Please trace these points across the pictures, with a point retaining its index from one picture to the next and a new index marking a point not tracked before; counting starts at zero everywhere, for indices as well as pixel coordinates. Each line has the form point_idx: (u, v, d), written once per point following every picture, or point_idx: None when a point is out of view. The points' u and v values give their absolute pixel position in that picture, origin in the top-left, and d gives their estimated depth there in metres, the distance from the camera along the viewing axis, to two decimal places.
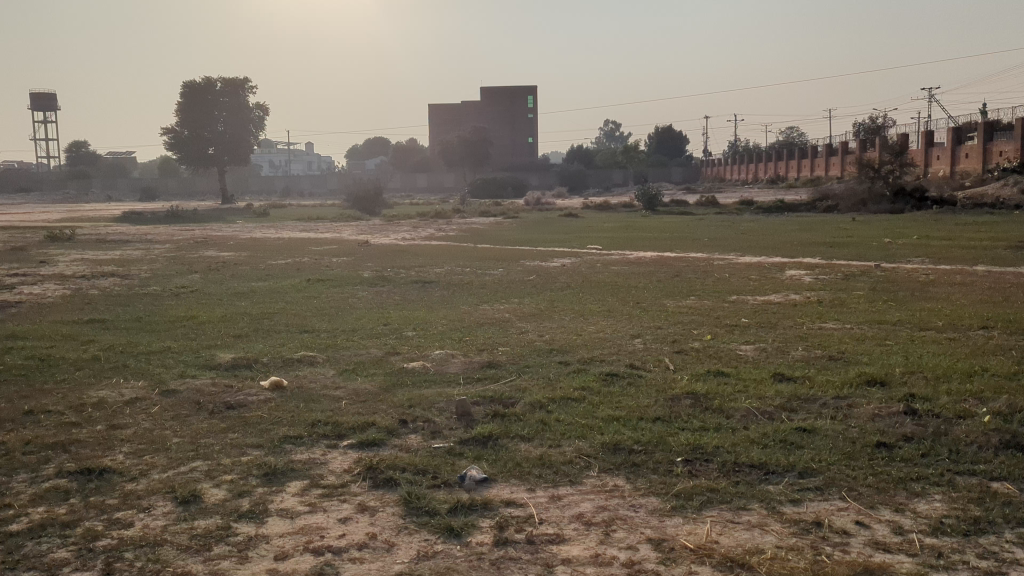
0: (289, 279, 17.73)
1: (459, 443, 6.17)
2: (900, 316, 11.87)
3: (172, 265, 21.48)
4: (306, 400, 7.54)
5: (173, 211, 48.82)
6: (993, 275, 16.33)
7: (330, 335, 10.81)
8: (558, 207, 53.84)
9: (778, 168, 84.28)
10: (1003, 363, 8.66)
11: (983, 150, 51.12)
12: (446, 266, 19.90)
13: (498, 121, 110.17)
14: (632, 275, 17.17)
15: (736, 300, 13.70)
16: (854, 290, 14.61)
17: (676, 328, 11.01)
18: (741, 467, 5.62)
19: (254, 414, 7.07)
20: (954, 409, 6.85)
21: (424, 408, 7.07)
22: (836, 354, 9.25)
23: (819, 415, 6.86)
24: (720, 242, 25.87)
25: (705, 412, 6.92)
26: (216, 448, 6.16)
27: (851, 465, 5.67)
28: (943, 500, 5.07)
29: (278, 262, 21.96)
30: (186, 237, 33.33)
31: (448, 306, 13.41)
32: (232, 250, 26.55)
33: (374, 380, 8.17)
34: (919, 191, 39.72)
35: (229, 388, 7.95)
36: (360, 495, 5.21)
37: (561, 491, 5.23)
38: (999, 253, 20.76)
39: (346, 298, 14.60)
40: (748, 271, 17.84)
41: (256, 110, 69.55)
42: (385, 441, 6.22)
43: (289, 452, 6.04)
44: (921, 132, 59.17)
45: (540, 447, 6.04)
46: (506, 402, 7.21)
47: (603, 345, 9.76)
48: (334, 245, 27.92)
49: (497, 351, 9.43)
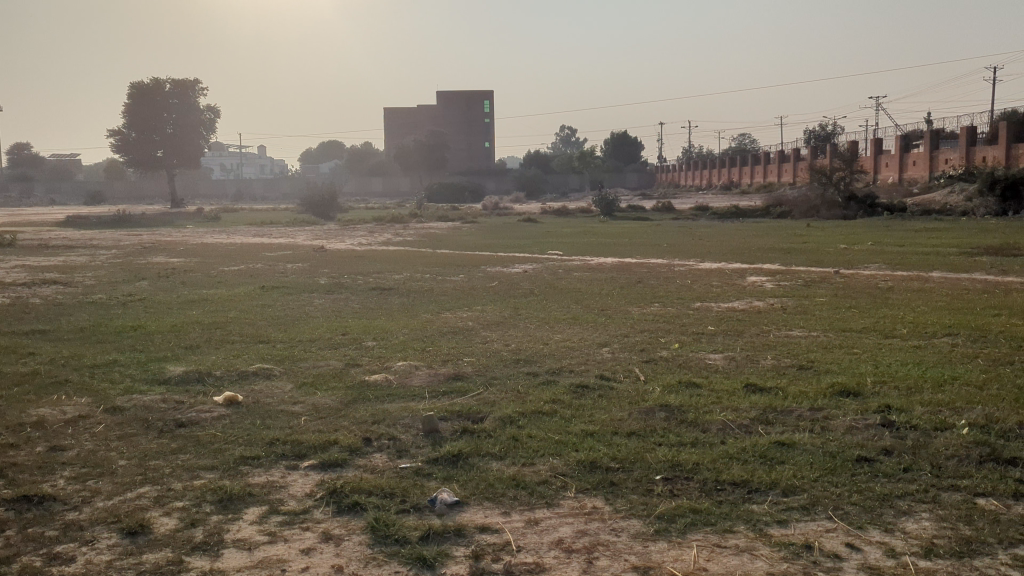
0: (242, 286, 17.18)
1: (428, 462, 5.87)
2: (865, 324, 11.85)
3: (118, 272, 20.70)
4: (262, 416, 7.16)
5: (121, 216, 47.46)
6: (950, 282, 16.53)
7: (288, 345, 10.41)
8: (516, 212, 53.58)
9: (732, 174, 85.33)
10: (971, 371, 8.64)
11: (929, 157, 52.30)
12: (405, 272, 19.56)
13: (454, 125, 109.81)
14: (593, 281, 16.98)
15: (700, 307, 13.61)
16: (817, 297, 14.61)
17: (643, 336, 10.85)
18: (723, 485, 5.41)
19: (207, 432, 6.69)
20: (931, 421, 6.74)
21: (388, 424, 6.75)
22: (806, 363, 9.14)
23: (796, 427, 6.71)
24: (680, 248, 25.92)
25: (680, 425, 6.72)
26: (167, 471, 5.77)
27: (834, 481, 5.51)
28: (931, 518, 4.91)
29: (231, 268, 21.33)
30: (133, 242, 32.35)
31: (408, 314, 13.10)
32: (183, 256, 25.82)
33: (335, 394, 7.82)
34: (870, 198, 40.38)
35: (179, 405, 7.52)
36: (324, 522, 4.87)
37: (537, 514, 4.96)
38: (954, 259, 21.04)
39: (302, 307, 14.14)
40: (709, 276, 17.84)
41: (207, 113, 67.98)
42: (348, 462, 5.89)
43: (246, 474, 5.67)
44: (870, 140, 60.35)
45: (512, 466, 5.76)
46: (474, 417, 6.93)
47: (571, 354, 9.52)
48: (289, 250, 27.32)
49: (462, 362, 9.15)
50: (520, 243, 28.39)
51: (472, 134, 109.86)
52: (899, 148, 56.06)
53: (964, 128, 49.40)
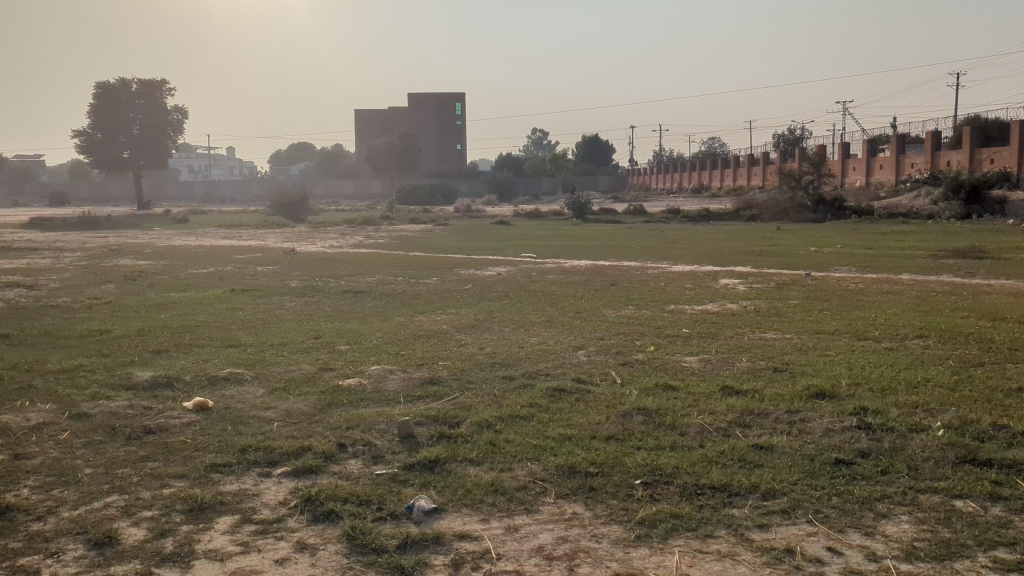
0: (212, 289, 16.96)
1: (404, 468, 5.77)
2: (838, 326, 11.94)
3: (84, 275, 20.35)
4: (233, 422, 7.02)
5: (86, 218, 46.70)
6: (919, 284, 16.70)
7: (259, 350, 10.24)
8: (487, 214, 53.60)
9: (703, 177, 86.02)
10: (943, 372, 8.73)
11: (895, 161, 53.06)
12: (378, 275, 19.40)
13: (426, 127, 109.54)
14: (567, 284, 17.00)
15: (674, 309, 13.63)
16: (789, 299, 14.73)
17: (618, 339, 10.82)
18: (703, 489, 5.37)
19: (176, 439, 6.52)
20: (906, 423, 6.76)
21: (363, 430, 6.64)
22: (781, 366, 9.16)
23: (774, 430, 6.71)
24: (653, 250, 25.99)
25: (657, 428, 6.68)
26: (135, 480, 5.61)
27: (812, 484, 5.50)
28: (911, 521, 4.91)
29: (200, 271, 21.07)
30: (99, 244, 31.81)
31: (382, 317, 12.96)
32: (151, 258, 25.43)
33: (308, 399, 7.68)
34: (839, 202, 40.85)
35: (148, 411, 7.35)
36: (299, 531, 4.75)
37: (516, 521, 4.88)
38: (922, 262, 21.32)
39: (274, 309, 13.97)
40: (682, 279, 17.89)
41: (175, 113, 66.87)
42: (323, 468, 5.77)
43: (217, 482, 5.53)
44: (838, 145, 61.12)
45: (490, 472, 5.68)
46: (450, 422, 6.83)
47: (547, 358, 9.47)
48: (259, 253, 27.01)
49: (437, 365, 9.06)
50: (493, 246, 28.35)
51: (444, 136, 109.69)
52: (866, 152, 56.84)
53: (928, 133, 49.98)
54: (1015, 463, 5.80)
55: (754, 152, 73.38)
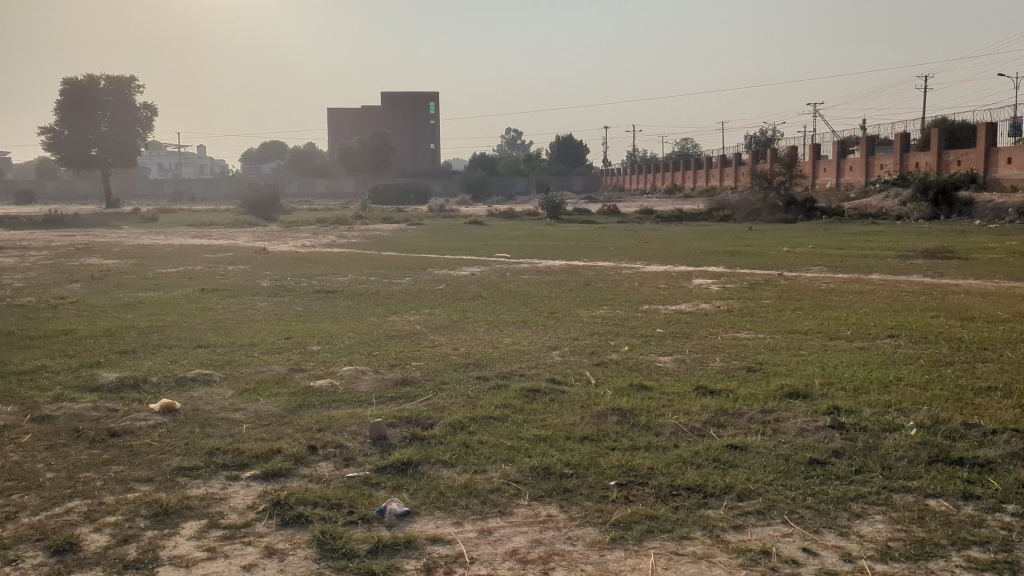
0: (180, 289, 16.73)
1: (376, 470, 5.67)
2: (810, 325, 12.01)
3: (49, 274, 19.93)
4: (201, 424, 6.87)
5: (52, 215, 45.93)
6: (889, 284, 16.82)
7: (229, 350, 10.07)
8: (460, 213, 53.42)
9: (676, 177, 86.51)
10: (915, 372, 8.78)
11: (865, 163, 53.64)
12: (350, 275, 19.21)
13: (400, 126, 109.11)
14: (541, 284, 16.97)
15: (649, 309, 13.63)
16: (761, 299, 14.79)
17: (592, 339, 10.78)
18: (678, 490, 5.34)
19: (142, 442, 6.37)
20: (879, 422, 6.79)
21: (335, 431, 6.52)
22: (754, 365, 9.17)
23: (748, 430, 6.70)
24: (626, 251, 26.02)
25: (632, 429, 6.64)
26: (98, 484, 5.45)
27: (787, 483, 5.48)
28: (885, 520, 4.91)
29: (169, 270, 20.78)
30: (65, 243, 31.31)
31: (354, 317, 12.85)
32: (119, 257, 24.98)
33: (278, 401, 7.56)
34: (810, 202, 41.21)
35: (113, 413, 7.18)
36: (267, 536, 4.64)
37: (490, 523, 4.81)
38: (892, 262, 21.52)
39: (244, 310, 13.80)
40: (655, 279, 17.91)
41: (144, 111, 65.73)
42: (293, 471, 5.66)
43: (184, 487, 5.39)
44: (809, 146, 61.74)
45: (463, 474, 5.61)
46: (423, 423, 6.74)
47: (521, 358, 9.40)
48: (229, 252, 26.68)
49: (410, 366, 8.96)
50: (467, 245, 28.27)
51: (418, 136, 109.34)
52: (836, 153, 57.44)
53: (897, 135, 50.63)
54: (986, 462, 5.84)
55: (726, 153, 73.94)
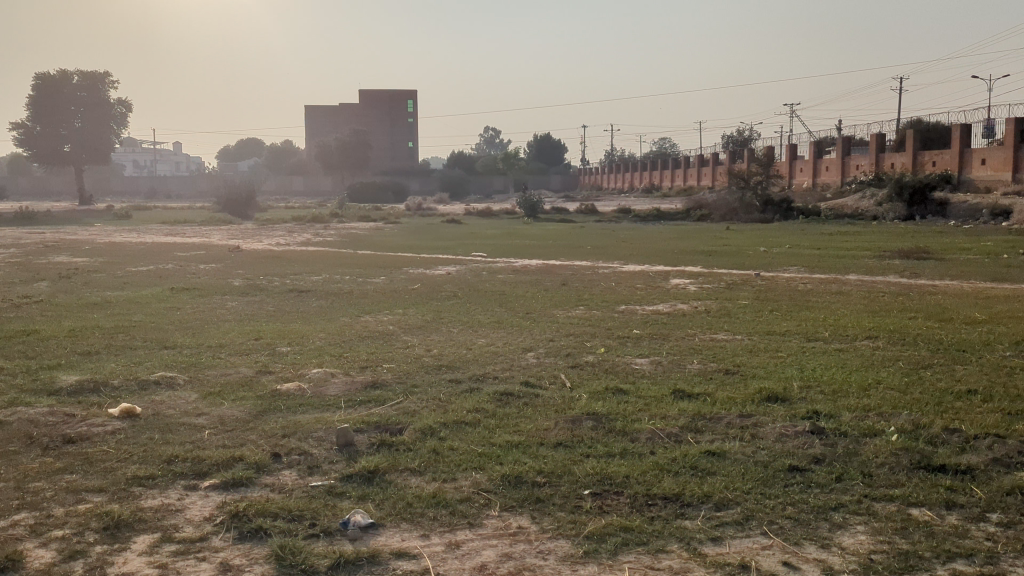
0: (150, 288, 16.36)
1: (342, 479, 5.45)
2: (789, 326, 11.92)
3: (17, 272, 19.47)
4: (161, 429, 6.58)
5: (22, 212, 45.07)
6: (866, 285, 16.83)
7: (195, 352, 9.75)
8: (437, 212, 53.12)
9: (653, 177, 86.73)
10: (894, 374, 8.69)
11: (842, 163, 53.96)
12: (324, 274, 18.90)
13: (378, 124, 108.51)
14: (517, 283, 16.77)
15: (625, 310, 13.48)
16: (738, 300, 14.69)
17: (568, 340, 10.60)
18: (654, 499, 5.17)
19: (98, 449, 6.06)
20: (859, 427, 6.68)
21: (300, 438, 6.28)
22: (732, 368, 9.04)
23: (726, 435, 6.55)
24: (604, 250, 25.88)
25: (608, 435, 6.46)
26: (47, 495, 5.15)
27: (766, 492, 5.34)
28: (867, 531, 4.78)
29: (139, 269, 20.37)
30: (33, 241, 30.62)
31: (326, 318, 12.57)
32: (88, 256, 24.43)
33: (243, 405, 7.30)
34: (787, 203, 41.35)
35: (69, 418, 6.87)
36: (223, 551, 4.40)
37: (458, 536, 4.61)
38: (869, 262, 21.52)
39: (214, 309, 13.48)
40: (633, 279, 17.78)
41: (119, 108, 64.97)
42: (254, 480, 5.42)
43: (138, 496, 5.12)
44: (786, 146, 62.03)
45: (432, 482, 5.40)
46: (392, 428, 6.53)
47: (495, 360, 9.20)
48: (202, 250, 26.22)
49: (382, 368, 8.73)
50: (444, 244, 28.03)
51: (396, 134, 108.78)
52: (813, 154, 57.75)
53: (872, 136, 51.05)
54: (967, 469, 5.73)
55: (704, 153, 74.23)
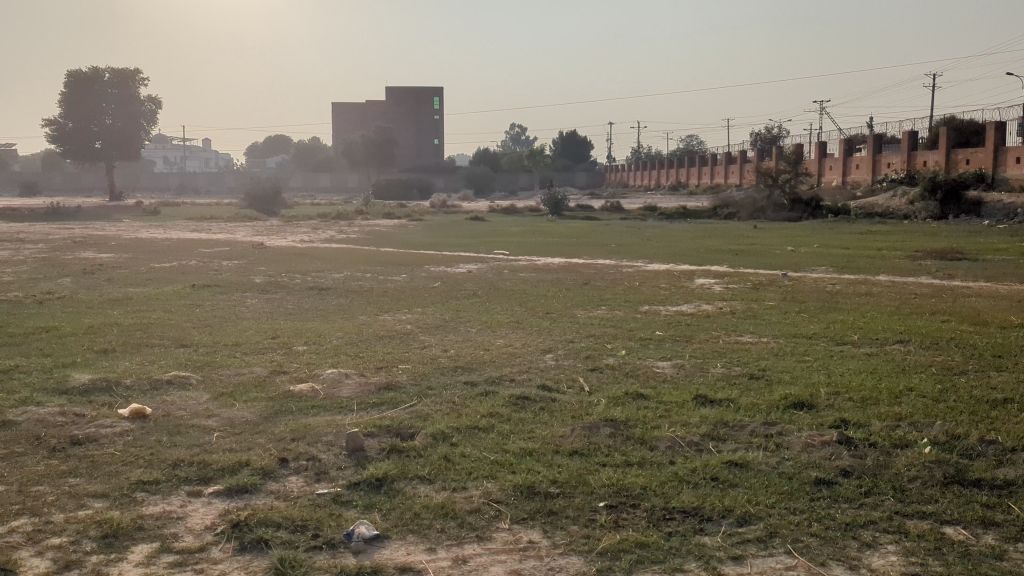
0: (172, 284, 16.36)
1: (349, 487, 5.28)
2: (817, 329, 11.61)
3: (43, 268, 19.62)
4: (170, 431, 6.43)
5: (53, 207, 45.56)
6: (897, 286, 16.46)
7: (211, 351, 9.64)
8: (462, 209, 53.12)
9: (680, 175, 86.11)
10: (927, 381, 8.39)
11: (873, 161, 53.09)
12: (346, 271, 18.82)
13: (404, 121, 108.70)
14: (539, 282, 16.57)
15: (648, 311, 13.20)
16: (765, 301, 14.38)
17: (589, 342, 10.40)
18: (672, 513, 4.96)
19: (103, 451, 5.92)
20: (890, 437, 6.42)
21: (308, 442, 6.12)
22: (757, 373, 8.76)
23: (749, 445, 6.31)
24: (629, 248, 25.58)
25: (626, 443, 6.24)
26: (49, 500, 5.01)
27: (790, 507, 5.12)
28: (897, 552, 4.58)
29: (163, 264, 20.44)
30: (62, 236, 30.84)
31: (344, 316, 12.44)
32: (113, 251, 24.61)
33: (253, 407, 7.14)
34: (816, 201, 40.73)
35: (78, 418, 6.75)
36: (222, 563, 4.25)
37: (465, 551, 4.43)
38: (900, 263, 21.02)
39: (233, 307, 13.39)
40: (657, 278, 17.49)
41: (148, 105, 65.73)
42: (259, 487, 5.26)
43: (141, 503, 4.97)
44: (815, 144, 61.17)
45: (442, 491, 5.22)
46: (404, 433, 6.36)
47: (513, 362, 9.01)
48: (227, 246, 26.31)
49: (397, 369, 8.57)
50: (466, 242, 27.91)
51: (422, 131, 108.92)
52: (842, 152, 56.88)
53: (905, 133, 50.16)
54: (1004, 484, 5.47)
55: (731, 150, 73.53)
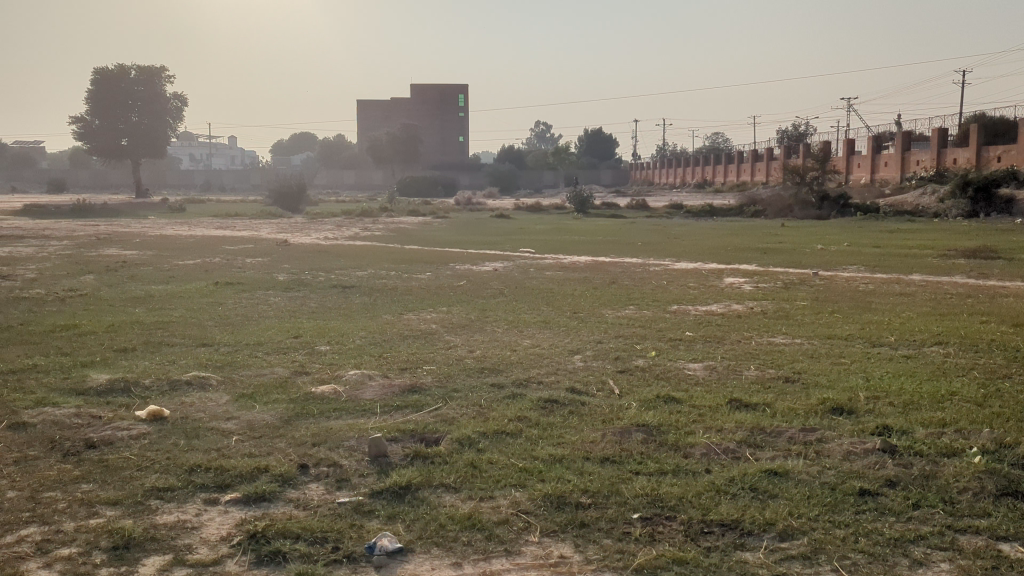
0: (195, 282, 16.28)
1: (371, 496, 5.07)
2: (851, 330, 11.23)
3: (65, 265, 19.60)
4: (187, 435, 6.26)
5: (80, 204, 45.87)
6: (932, 285, 16.03)
7: (232, 350, 9.51)
8: (487, 206, 53.01)
9: (705, 172, 85.40)
10: (970, 386, 8.02)
11: (902, 158, 52.22)
12: (369, 269, 18.69)
13: (429, 119, 108.77)
14: (565, 281, 16.32)
15: (677, 311, 12.89)
16: (796, 301, 14.02)
17: (617, 342, 10.12)
18: (710, 527, 4.70)
19: (119, 455, 5.76)
20: (935, 445, 6.11)
21: (330, 447, 5.92)
22: (793, 376, 8.45)
23: (788, 452, 6.03)
24: (655, 246, 25.21)
25: (659, 449, 5.99)
26: (60, 507, 4.85)
27: (834, 520, 4.84)
28: (953, 571, 4.29)
29: (187, 262, 20.39)
30: (88, 233, 31.06)
31: (367, 315, 12.26)
32: (138, 248, 24.70)
33: (274, 410, 6.95)
34: (844, 199, 40.07)
35: (94, 420, 6.61)
36: None
37: (493, 567, 4.22)
38: (935, 262, 20.46)
39: (255, 306, 13.25)
40: (685, 277, 17.16)
41: (174, 101, 66.07)
42: (278, 495, 5.06)
43: (155, 512, 4.79)
44: (843, 141, 60.31)
45: (467, 501, 5.00)
46: (428, 438, 6.14)
47: (540, 363, 8.76)
48: (250, 244, 26.22)
49: (421, 371, 8.37)
50: (490, 239, 27.66)
51: (446, 129, 108.96)
52: (870, 149, 56.04)
53: (935, 130, 49.28)
54: None
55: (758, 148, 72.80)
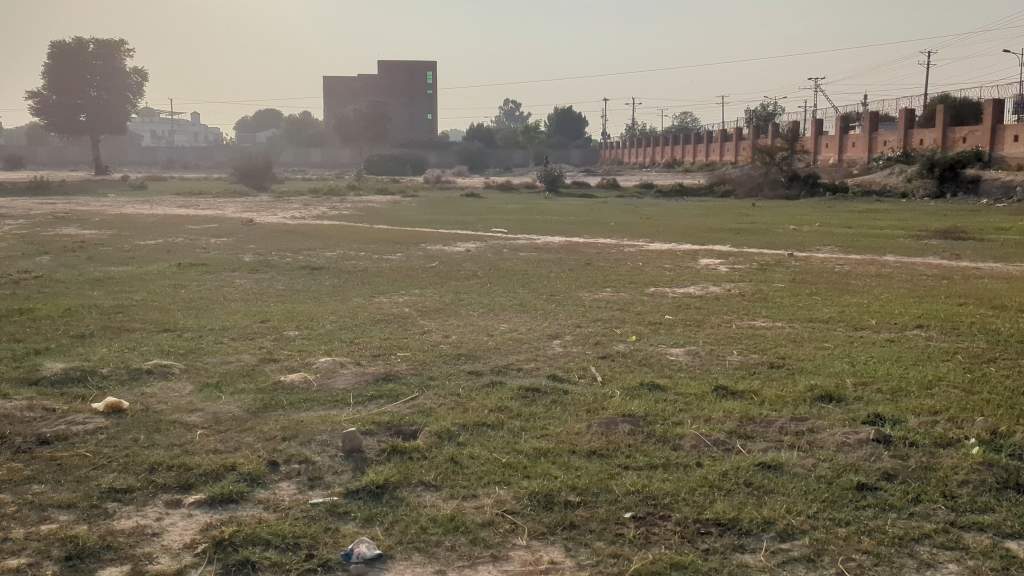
0: (156, 263, 15.70)
1: (346, 495, 4.76)
2: (831, 313, 11.07)
3: (20, 245, 18.83)
4: (148, 429, 5.88)
5: (36, 181, 44.46)
6: (906, 267, 15.97)
7: (195, 336, 9.08)
8: (459, 185, 52.77)
9: (675, 151, 85.44)
10: (955, 370, 7.88)
11: (869, 139, 52.47)
12: (338, 250, 18.20)
13: (396, 95, 107.38)
14: (538, 262, 16.03)
15: (654, 293, 12.61)
16: (774, 282, 13.85)
17: (596, 327, 9.82)
18: (707, 526, 4.46)
19: (75, 452, 5.37)
20: (930, 435, 5.93)
21: (301, 442, 5.59)
22: (777, 361, 8.24)
23: (781, 444, 5.81)
24: (628, 226, 24.89)
25: (647, 442, 5.72)
26: (8, 511, 4.47)
27: (835, 518, 4.62)
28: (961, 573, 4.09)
29: (148, 242, 19.71)
30: (45, 212, 30.07)
31: (337, 299, 11.84)
32: (95, 228, 23.88)
33: (242, 400, 6.60)
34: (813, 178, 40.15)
35: (48, 414, 6.20)
36: None
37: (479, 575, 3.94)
38: (906, 242, 20.45)
39: (219, 288, 12.77)
40: (661, 258, 16.94)
41: (134, 77, 64.32)
42: (246, 496, 4.73)
43: (111, 517, 4.43)
44: (811, 121, 60.54)
45: (450, 500, 4.70)
46: (405, 431, 5.83)
47: (518, 349, 8.46)
48: (215, 223, 25.49)
49: (395, 357, 8.02)
50: (460, 219, 27.22)
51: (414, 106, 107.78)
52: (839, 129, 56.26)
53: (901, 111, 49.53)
54: None
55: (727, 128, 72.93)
